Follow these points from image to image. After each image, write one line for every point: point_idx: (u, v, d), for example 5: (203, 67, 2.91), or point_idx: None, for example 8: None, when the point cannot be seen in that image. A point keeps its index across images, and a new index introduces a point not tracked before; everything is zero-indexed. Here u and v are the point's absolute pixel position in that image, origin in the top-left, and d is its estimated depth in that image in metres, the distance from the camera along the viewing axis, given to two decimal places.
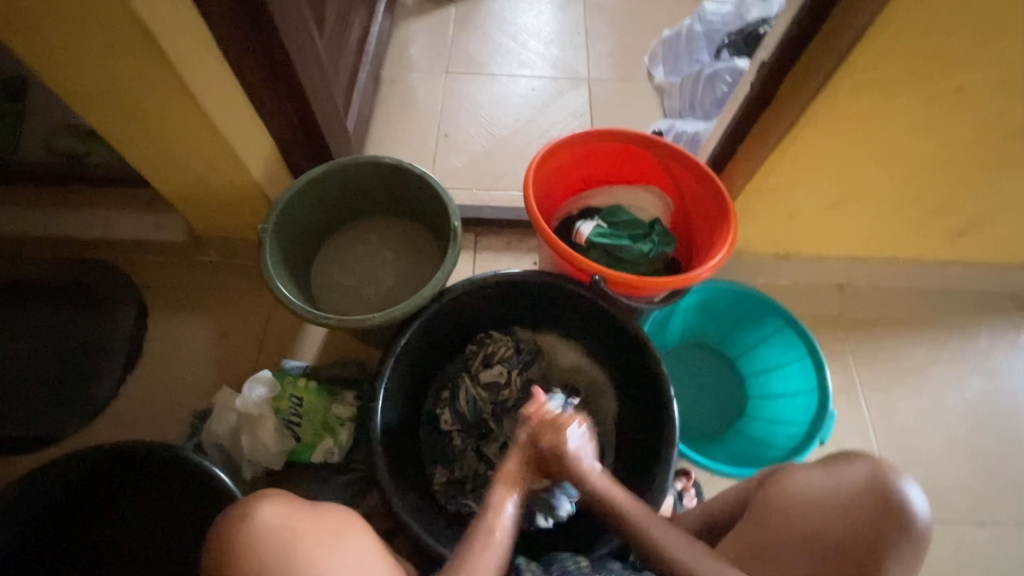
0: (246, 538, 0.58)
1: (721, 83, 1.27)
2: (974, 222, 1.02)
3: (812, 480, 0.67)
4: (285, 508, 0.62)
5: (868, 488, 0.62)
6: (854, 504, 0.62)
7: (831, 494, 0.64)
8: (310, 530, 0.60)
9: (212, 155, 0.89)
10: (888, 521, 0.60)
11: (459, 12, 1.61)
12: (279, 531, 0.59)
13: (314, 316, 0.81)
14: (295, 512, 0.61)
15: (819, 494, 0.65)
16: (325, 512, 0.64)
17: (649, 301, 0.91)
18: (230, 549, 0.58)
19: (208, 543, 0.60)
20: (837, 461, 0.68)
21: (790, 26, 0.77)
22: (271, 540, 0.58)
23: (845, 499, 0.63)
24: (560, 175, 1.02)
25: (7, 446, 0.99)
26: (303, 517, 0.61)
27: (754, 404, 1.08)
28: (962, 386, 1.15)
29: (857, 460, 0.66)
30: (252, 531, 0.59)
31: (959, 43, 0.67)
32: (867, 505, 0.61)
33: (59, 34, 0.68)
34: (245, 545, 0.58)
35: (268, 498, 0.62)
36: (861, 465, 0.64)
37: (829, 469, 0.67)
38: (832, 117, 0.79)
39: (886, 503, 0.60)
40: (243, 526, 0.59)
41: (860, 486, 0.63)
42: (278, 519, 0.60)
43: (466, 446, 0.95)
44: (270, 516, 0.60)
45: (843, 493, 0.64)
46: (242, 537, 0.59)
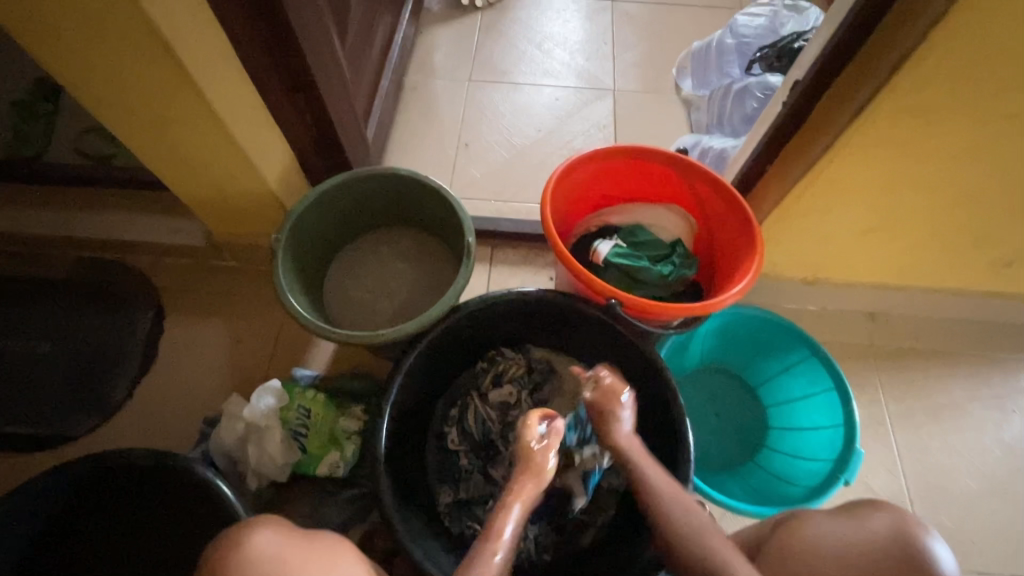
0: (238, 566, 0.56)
1: (750, 98, 1.22)
2: (1021, 254, 0.95)
3: (830, 527, 0.63)
4: (279, 533, 0.59)
5: (895, 539, 0.58)
6: (881, 555, 0.58)
7: (854, 544, 0.60)
8: (302, 558, 0.58)
9: (231, 164, 0.89)
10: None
11: (484, 19, 1.60)
12: (270, 557, 0.56)
13: (323, 329, 0.80)
14: (286, 538, 0.59)
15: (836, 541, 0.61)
16: (319, 539, 0.61)
17: (665, 325, 0.88)
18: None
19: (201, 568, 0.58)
20: (858, 510, 0.64)
21: (828, 45, 0.72)
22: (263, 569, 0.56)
23: (868, 548, 0.59)
24: (580, 191, 0.99)
25: (25, 443, 1.01)
26: (296, 543, 0.59)
27: (773, 436, 1.03)
28: (1002, 426, 1.08)
29: (880, 511, 0.62)
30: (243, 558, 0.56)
31: (1014, 67, 0.62)
32: (895, 558, 0.57)
33: (83, 46, 0.68)
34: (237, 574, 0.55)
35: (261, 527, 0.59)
36: (884, 517, 0.61)
37: (850, 518, 0.63)
38: (870, 142, 0.75)
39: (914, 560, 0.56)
40: (235, 556, 0.57)
41: (883, 537, 0.59)
42: (271, 545, 0.57)
43: (473, 467, 0.92)
44: (263, 542, 0.58)
45: (867, 541, 0.59)
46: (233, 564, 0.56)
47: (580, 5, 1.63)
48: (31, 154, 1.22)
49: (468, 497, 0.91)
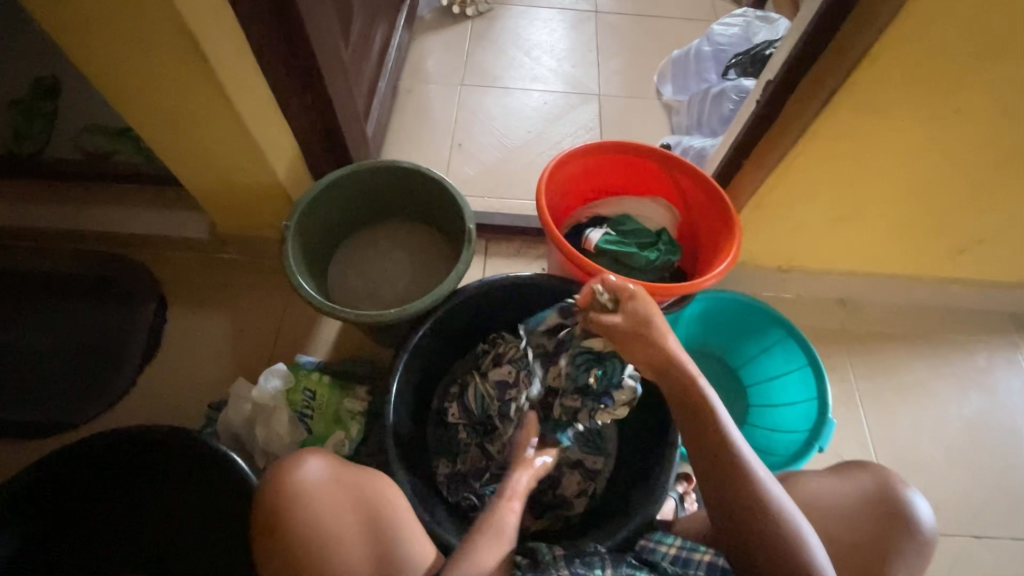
0: (295, 488, 0.72)
1: (727, 101, 1.31)
2: (972, 241, 1.04)
3: (825, 485, 0.74)
4: (327, 463, 0.75)
5: (881, 492, 0.71)
6: (870, 507, 0.70)
7: (846, 497, 0.71)
8: (348, 481, 0.74)
9: (242, 156, 0.94)
10: (899, 524, 0.68)
11: (475, 28, 1.67)
12: (323, 480, 0.73)
13: (333, 310, 0.85)
14: (335, 468, 0.75)
15: (833, 497, 0.72)
16: (360, 469, 0.77)
17: (656, 306, 0.95)
18: (282, 496, 0.72)
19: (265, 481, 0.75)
20: (847, 469, 0.76)
21: (795, 47, 0.81)
22: (316, 489, 0.72)
23: (857, 502, 0.71)
24: (572, 185, 1.06)
25: (27, 431, 1.03)
26: (341, 470, 0.75)
27: (754, 413, 1.11)
28: (962, 402, 1.17)
29: (866, 470, 0.74)
30: (299, 481, 0.72)
31: (955, 66, 0.71)
32: (883, 508, 0.69)
33: (110, 37, 0.72)
34: (296, 492, 0.72)
35: (312, 456, 0.75)
36: (870, 475, 0.73)
37: (842, 478, 0.74)
38: (834, 134, 0.83)
39: (898, 509, 0.69)
40: (290, 477, 0.73)
41: (870, 492, 0.71)
42: (321, 471, 0.74)
43: (471, 441, 0.96)
44: (314, 468, 0.74)
45: (859, 496, 0.71)
46: (290, 487, 0.72)
47: (566, 15, 1.71)
48: (30, 150, 1.23)
49: (465, 469, 0.96)
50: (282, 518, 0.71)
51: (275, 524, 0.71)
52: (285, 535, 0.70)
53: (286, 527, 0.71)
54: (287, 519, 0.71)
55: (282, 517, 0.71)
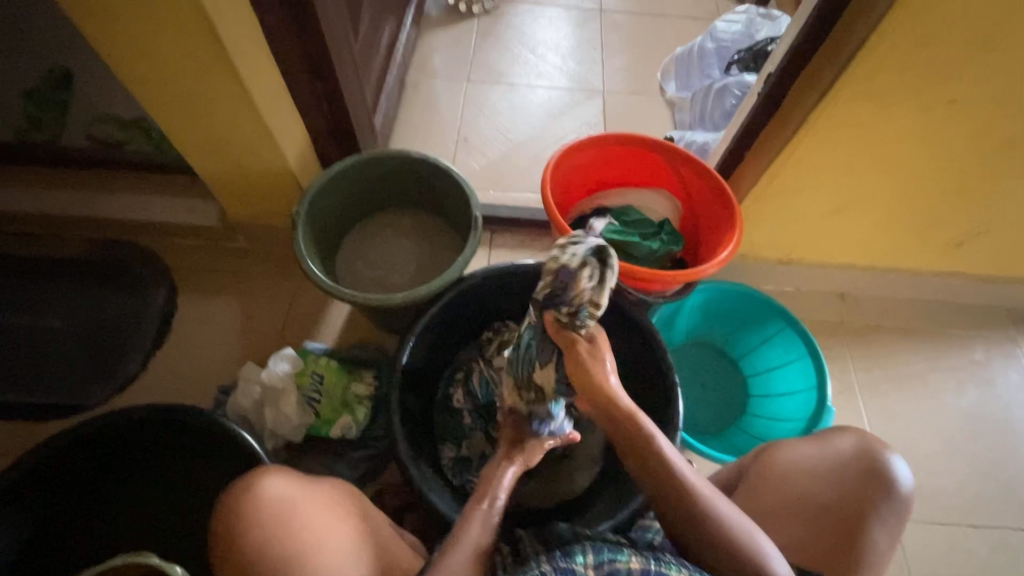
0: (252, 508, 0.64)
1: (729, 96, 1.33)
2: (969, 234, 1.06)
3: (803, 451, 0.76)
4: (287, 481, 0.68)
5: (859, 455, 0.73)
6: (848, 469, 0.72)
7: (825, 460, 0.74)
8: (307, 500, 0.66)
9: (255, 142, 0.96)
10: (875, 483, 0.71)
11: (481, 25, 1.70)
12: (282, 501, 0.65)
13: (342, 293, 0.87)
14: (296, 486, 0.67)
15: (810, 460, 0.75)
16: (319, 485, 0.70)
17: (661, 295, 0.97)
18: (235, 517, 0.64)
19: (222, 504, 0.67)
20: (826, 435, 0.78)
21: (797, 39, 0.82)
22: (275, 511, 0.64)
23: (836, 464, 0.73)
24: (576, 176, 1.08)
25: (41, 412, 1.05)
26: (302, 490, 0.67)
27: (754, 403, 1.12)
28: (959, 394, 1.18)
29: (845, 434, 0.76)
30: (257, 502, 0.65)
31: (951, 57, 0.73)
32: (860, 468, 0.72)
33: (129, 21, 0.74)
34: (250, 513, 0.64)
35: (270, 474, 0.68)
36: (848, 438, 0.75)
37: (820, 441, 0.76)
38: (833, 124, 0.85)
39: (874, 468, 0.71)
40: (251, 497, 0.65)
41: (848, 455, 0.74)
42: (280, 490, 0.66)
43: (476, 426, 0.98)
44: (273, 486, 0.66)
45: (838, 459, 0.74)
46: (247, 508, 0.65)
47: (571, 13, 1.74)
48: (44, 140, 1.25)
49: (469, 454, 0.97)
50: (236, 539, 0.63)
51: (228, 546, 0.64)
52: (237, 558, 0.63)
53: (240, 549, 0.63)
54: (241, 540, 0.63)
55: (239, 537, 0.63)
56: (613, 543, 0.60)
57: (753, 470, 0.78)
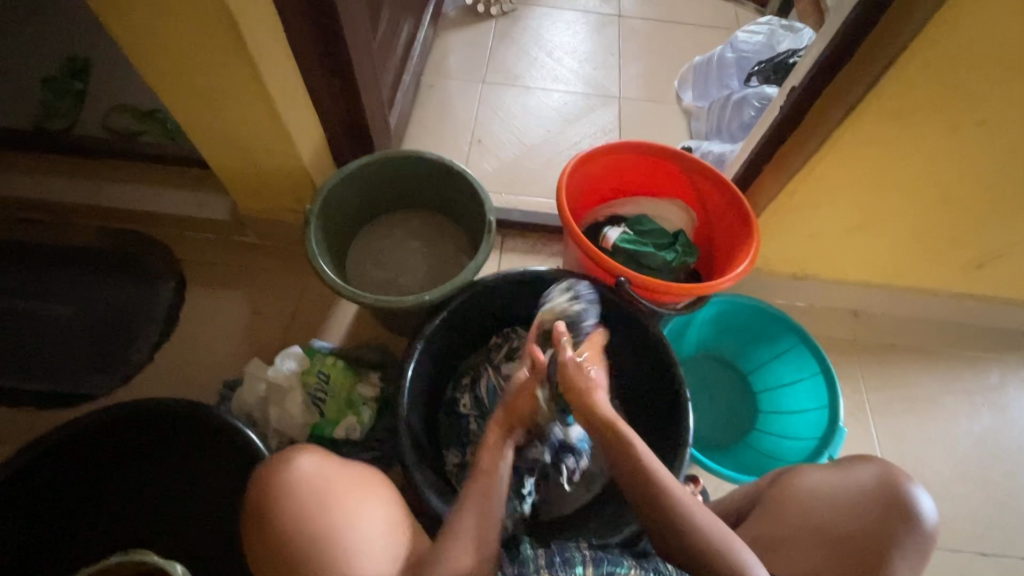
0: (285, 484, 0.64)
1: (748, 107, 1.32)
2: (990, 257, 1.04)
3: (822, 479, 0.75)
4: (322, 461, 0.67)
5: (880, 486, 0.71)
6: (869, 500, 0.71)
7: (844, 489, 0.73)
8: (342, 482, 0.66)
9: (271, 138, 0.96)
10: (897, 518, 0.69)
11: (499, 26, 1.69)
12: (317, 478, 0.64)
13: (351, 293, 0.86)
14: (329, 466, 0.67)
15: (829, 488, 0.73)
16: (353, 467, 0.69)
17: (673, 306, 0.96)
18: (271, 494, 0.63)
19: (252, 481, 0.66)
20: (847, 463, 0.76)
21: (823, 53, 0.81)
22: (310, 487, 0.63)
23: (856, 494, 0.72)
24: (591, 183, 1.07)
25: (46, 401, 1.04)
26: (335, 469, 0.67)
27: (763, 419, 1.11)
28: (973, 418, 1.16)
29: (866, 462, 0.75)
30: (292, 479, 0.64)
31: (983, 77, 0.71)
32: (880, 501, 0.70)
33: (150, 13, 0.74)
34: (285, 491, 0.63)
35: (305, 452, 0.67)
36: (870, 467, 0.74)
37: (840, 470, 0.75)
38: (856, 142, 0.83)
39: (896, 502, 0.69)
40: (284, 476, 0.64)
41: (870, 486, 0.72)
42: (316, 469, 0.65)
43: (480, 431, 0.96)
44: (308, 464, 0.65)
45: (858, 490, 0.72)
46: (281, 482, 0.64)
47: (589, 18, 1.73)
48: (59, 128, 1.25)
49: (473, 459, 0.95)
50: (265, 513, 0.62)
51: (258, 520, 0.63)
52: (267, 533, 0.62)
53: (271, 523, 0.62)
54: (272, 515, 0.62)
55: (270, 512, 0.62)
56: (613, 555, 0.64)
57: (768, 496, 0.78)
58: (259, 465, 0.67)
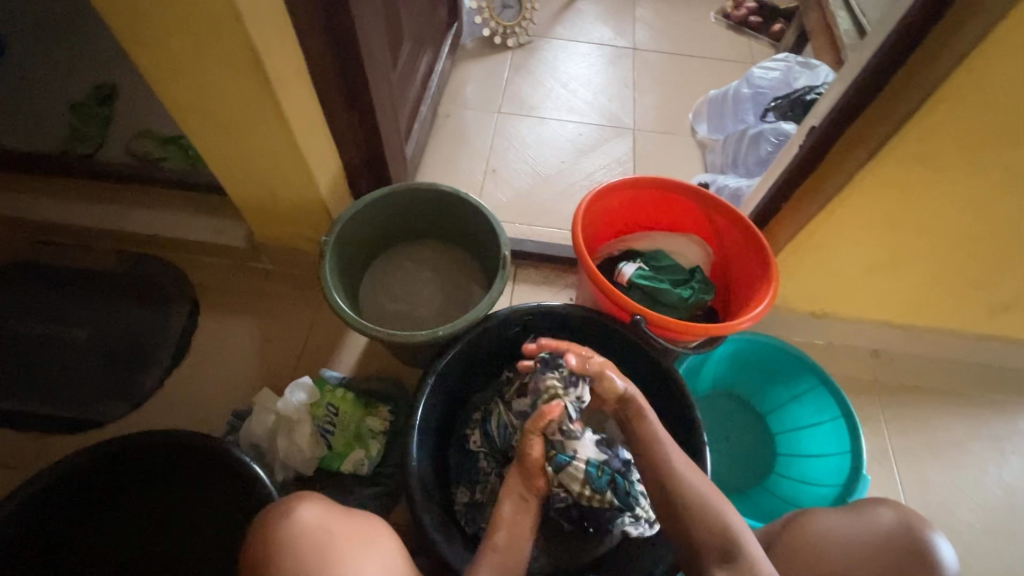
0: (284, 536, 0.62)
1: (764, 143, 1.31)
2: (1015, 300, 1.01)
3: (837, 523, 0.72)
4: (321, 509, 0.66)
5: (902, 533, 0.68)
6: (887, 546, 0.67)
7: (859, 534, 0.70)
8: (343, 534, 0.63)
9: (290, 170, 0.97)
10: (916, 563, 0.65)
11: (515, 58, 1.71)
12: (315, 530, 0.63)
13: (364, 327, 0.85)
14: (328, 516, 0.65)
15: (844, 533, 0.71)
16: (355, 517, 0.67)
17: (685, 346, 0.94)
18: (272, 544, 0.62)
19: (251, 533, 0.65)
20: (864, 507, 0.73)
21: (844, 95, 0.81)
22: (308, 541, 0.62)
23: (872, 540, 0.69)
24: (607, 217, 1.07)
25: (55, 425, 1.04)
26: (335, 519, 0.65)
27: (781, 462, 1.07)
28: (1001, 466, 1.12)
29: (882, 506, 0.72)
30: (289, 531, 0.62)
31: (1009, 123, 0.70)
32: (899, 548, 0.66)
33: (181, 50, 0.76)
34: (284, 543, 0.62)
35: (304, 501, 0.66)
36: (886, 511, 0.71)
37: (856, 514, 0.72)
38: (878, 184, 0.82)
39: (917, 550, 0.66)
40: (283, 526, 0.63)
41: (886, 529, 0.69)
42: (316, 519, 0.64)
43: (491, 469, 0.94)
44: (307, 513, 0.64)
45: (876, 535, 0.69)
46: (279, 536, 0.62)
47: (604, 51, 1.75)
48: (84, 153, 1.28)
49: (483, 499, 0.93)
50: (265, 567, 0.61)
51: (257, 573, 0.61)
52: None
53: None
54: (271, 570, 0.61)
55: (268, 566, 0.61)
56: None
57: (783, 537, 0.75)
58: (258, 514, 0.66)
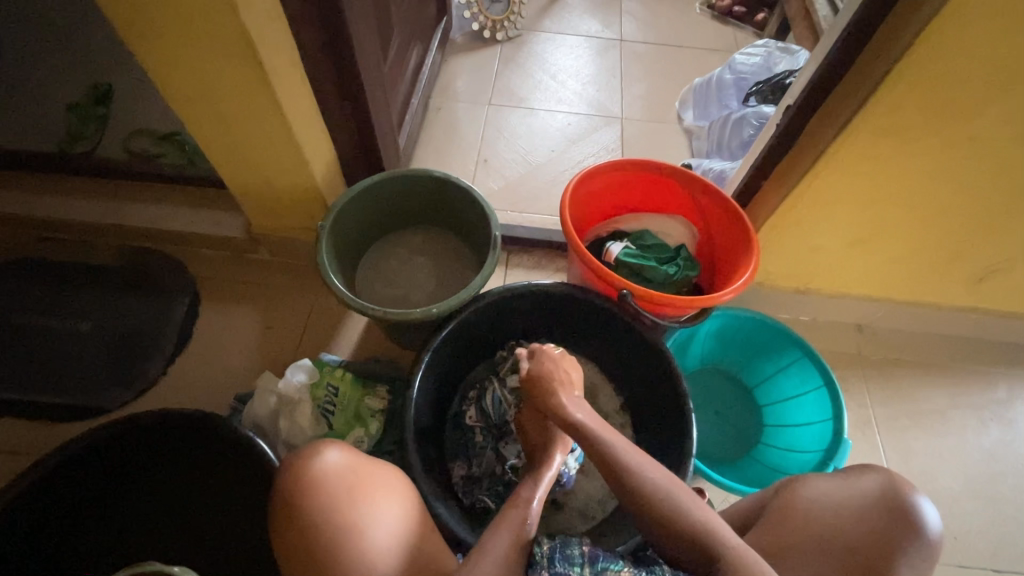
0: (314, 477, 0.65)
1: (747, 126, 1.36)
2: (989, 270, 1.05)
3: (827, 486, 0.76)
4: (347, 455, 0.69)
5: (885, 495, 0.71)
6: (872, 508, 0.71)
7: (847, 497, 0.74)
8: (367, 480, 0.67)
9: (285, 158, 1.00)
10: (900, 523, 0.69)
11: (504, 51, 1.75)
12: (343, 475, 0.66)
13: (361, 307, 0.88)
14: (355, 461, 0.68)
15: (834, 496, 0.74)
16: (378, 464, 0.70)
17: (674, 319, 0.97)
18: (300, 487, 0.65)
19: (278, 479, 0.67)
20: (852, 473, 0.77)
21: (816, 74, 0.84)
22: (336, 484, 0.65)
23: (860, 501, 0.72)
24: (594, 199, 1.10)
25: (62, 413, 1.07)
26: (361, 466, 0.68)
27: (768, 433, 1.11)
28: (981, 433, 1.16)
29: (871, 471, 0.75)
30: (319, 472, 0.65)
31: (970, 94, 0.73)
32: (883, 508, 0.70)
33: (177, 42, 0.79)
34: (313, 485, 0.65)
35: (332, 446, 0.69)
36: (873, 475, 0.75)
37: (845, 479, 0.76)
38: (850, 158, 0.86)
39: (899, 511, 0.70)
40: (311, 471, 0.66)
41: (873, 492, 0.73)
42: (343, 465, 0.67)
43: (486, 444, 0.97)
44: (334, 459, 0.67)
45: (861, 497, 0.73)
46: (309, 476, 0.65)
47: (592, 42, 1.78)
48: (83, 150, 1.31)
49: (480, 472, 0.97)
50: (297, 505, 0.64)
51: (290, 512, 0.64)
52: (301, 526, 0.63)
53: (304, 515, 0.63)
54: (305, 507, 0.64)
55: (301, 503, 0.64)
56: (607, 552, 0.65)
57: (773, 505, 0.78)
58: (285, 461, 0.69)
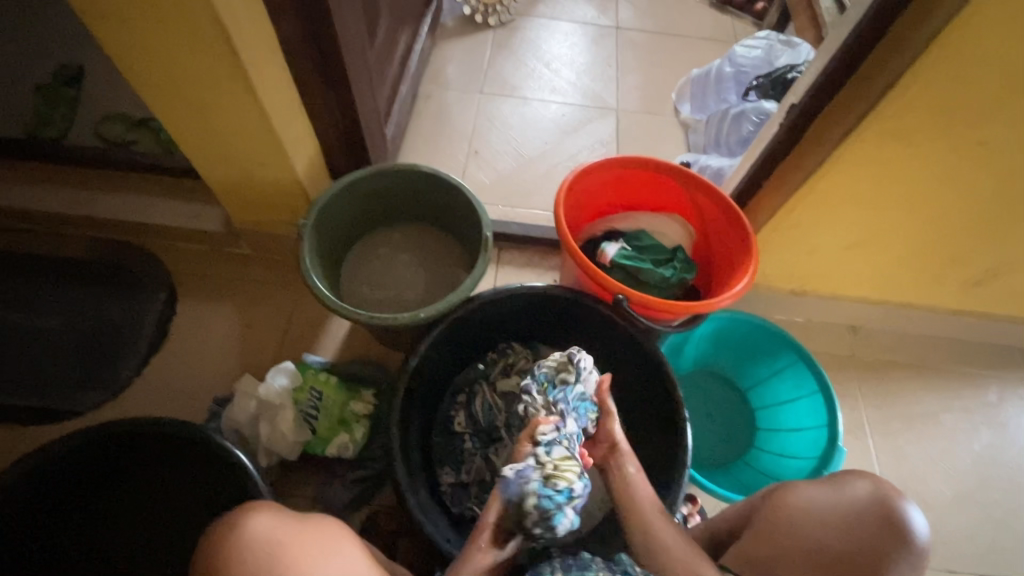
0: (234, 544, 0.58)
1: (746, 122, 1.32)
2: (987, 275, 1.04)
3: (814, 495, 0.72)
4: (276, 517, 0.61)
5: (873, 503, 0.68)
6: (859, 520, 0.67)
7: (834, 506, 0.70)
8: (297, 542, 0.59)
9: (263, 151, 0.94)
10: (889, 535, 0.65)
11: (496, 36, 1.68)
12: (266, 543, 0.58)
13: (346, 310, 0.84)
14: (282, 523, 0.60)
15: (821, 506, 0.71)
16: (313, 520, 0.63)
17: (667, 324, 0.94)
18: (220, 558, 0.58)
19: (201, 549, 0.60)
20: (840, 479, 0.73)
21: (823, 73, 0.80)
22: (260, 552, 0.57)
23: (847, 511, 0.69)
24: (589, 197, 1.06)
25: (31, 415, 1.02)
26: (290, 527, 0.61)
27: (761, 436, 1.10)
28: (972, 437, 1.15)
29: (858, 478, 0.72)
30: (240, 541, 0.58)
31: (983, 100, 0.71)
32: (871, 520, 0.66)
33: (142, 24, 0.73)
34: (235, 555, 0.57)
35: (257, 509, 0.61)
36: (861, 483, 0.71)
37: (833, 486, 0.72)
38: (856, 160, 0.83)
39: (889, 520, 0.66)
40: (234, 539, 0.59)
41: (862, 501, 0.69)
42: (267, 529, 0.59)
43: (475, 450, 0.94)
44: (260, 524, 0.60)
45: (848, 505, 0.69)
46: (231, 546, 0.58)
47: (586, 29, 1.72)
48: (51, 136, 1.24)
49: (468, 480, 0.94)
50: None
51: None
52: None
53: None
54: None
55: None
56: (582, 560, 0.64)
57: (762, 513, 0.76)
58: (210, 526, 0.62)
